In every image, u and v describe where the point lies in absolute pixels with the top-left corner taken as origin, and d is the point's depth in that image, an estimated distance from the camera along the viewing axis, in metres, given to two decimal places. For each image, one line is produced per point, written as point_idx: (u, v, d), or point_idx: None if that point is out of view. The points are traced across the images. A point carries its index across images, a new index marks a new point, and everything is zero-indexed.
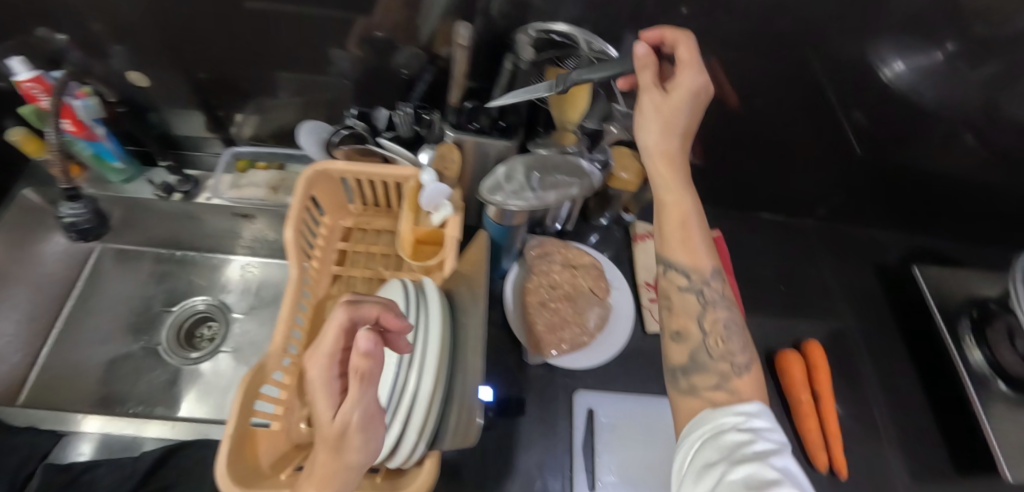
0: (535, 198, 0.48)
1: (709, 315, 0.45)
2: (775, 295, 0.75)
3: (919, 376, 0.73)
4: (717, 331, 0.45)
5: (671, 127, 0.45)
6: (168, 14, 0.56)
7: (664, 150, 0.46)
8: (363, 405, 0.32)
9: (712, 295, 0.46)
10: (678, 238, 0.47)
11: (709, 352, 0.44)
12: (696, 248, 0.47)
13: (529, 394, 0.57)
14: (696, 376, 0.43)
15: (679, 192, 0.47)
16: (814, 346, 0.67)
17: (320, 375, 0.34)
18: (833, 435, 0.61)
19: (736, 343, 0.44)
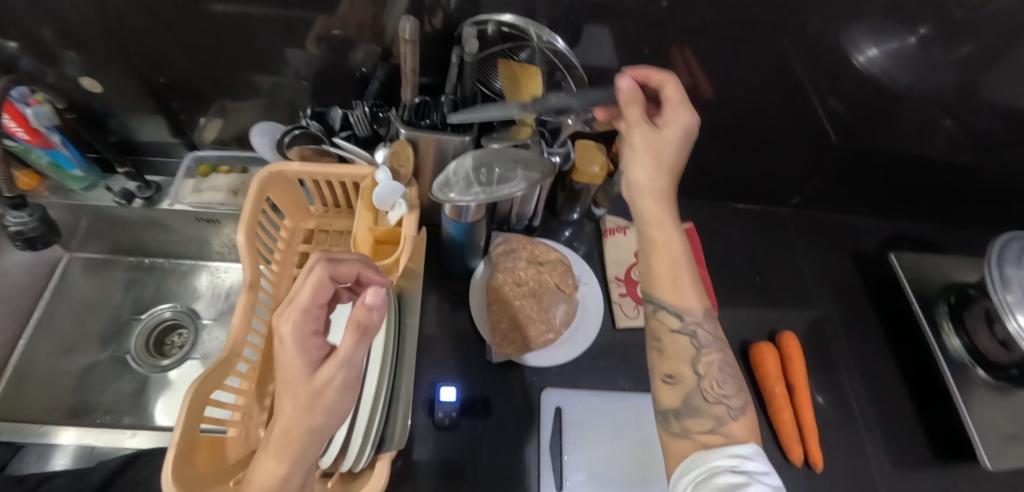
0: (487, 193, 0.47)
1: (702, 358, 0.44)
2: (753, 286, 0.74)
3: (899, 364, 0.72)
4: (711, 374, 0.44)
5: (660, 163, 0.44)
6: (119, 17, 0.55)
7: (655, 190, 0.45)
8: (349, 362, 0.32)
9: (705, 338, 0.45)
10: (666, 279, 0.46)
11: (705, 395, 0.42)
12: (683, 289, 0.46)
13: (495, 393, 0.56)
14: (688, 419, 0.42)
15: (667, 226, 0.45)
16: (790, 337, 0.66)
17: (295, 332, 0.32)
18: (809, 428, 0.60)
19: (730, 388, 0.43)
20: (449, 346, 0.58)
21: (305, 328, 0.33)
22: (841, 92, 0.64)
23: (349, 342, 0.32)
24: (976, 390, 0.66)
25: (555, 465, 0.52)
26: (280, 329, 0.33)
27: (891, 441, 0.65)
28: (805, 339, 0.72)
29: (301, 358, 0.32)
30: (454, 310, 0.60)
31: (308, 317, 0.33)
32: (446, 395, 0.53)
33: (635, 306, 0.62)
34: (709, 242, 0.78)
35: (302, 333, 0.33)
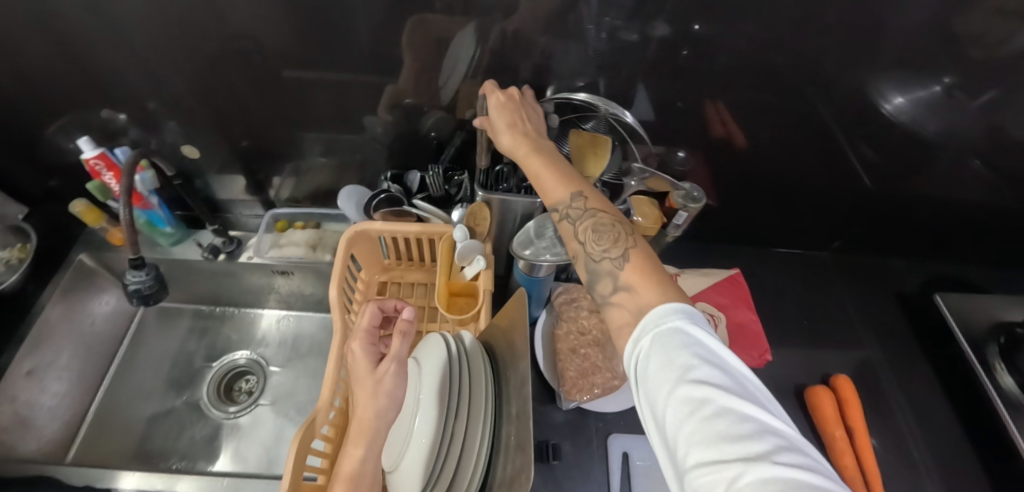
0: (565, 251, 0.50)
1: (580, 227, 0.43)
2: (800, 329, 0.76)
3: (954, 405, 0.72)
4: (592, 235, 0.42)
5: (511, 119, 0.49)
6: (219, 91, 0.63)
7: (519, 135, 0.48)
8: (397, 357, 0.46)
9: (581, 210, 0.43)
10: (538, 184, 0.46)
11: (592, 259, 0.41)
12: (550, 181, 0.45)
13: (563, 439, 0.58)
14: (596, 287, 0.40)
15: (528, 149, 0.47)
16: (843, 379, 0.66)
17: (361, 346, 0.48)
18: (873, 475, 0.60)
19: (609, 239, 0.41)
20: None
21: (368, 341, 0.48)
22: (873, 140, 0.68)
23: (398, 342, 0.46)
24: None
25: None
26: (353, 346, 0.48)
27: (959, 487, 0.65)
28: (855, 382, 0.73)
29: (364, 363, 0.47)
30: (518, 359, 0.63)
31: (368, 334, 0.49)
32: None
33: None
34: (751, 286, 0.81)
35: (367, 346, 0.48)
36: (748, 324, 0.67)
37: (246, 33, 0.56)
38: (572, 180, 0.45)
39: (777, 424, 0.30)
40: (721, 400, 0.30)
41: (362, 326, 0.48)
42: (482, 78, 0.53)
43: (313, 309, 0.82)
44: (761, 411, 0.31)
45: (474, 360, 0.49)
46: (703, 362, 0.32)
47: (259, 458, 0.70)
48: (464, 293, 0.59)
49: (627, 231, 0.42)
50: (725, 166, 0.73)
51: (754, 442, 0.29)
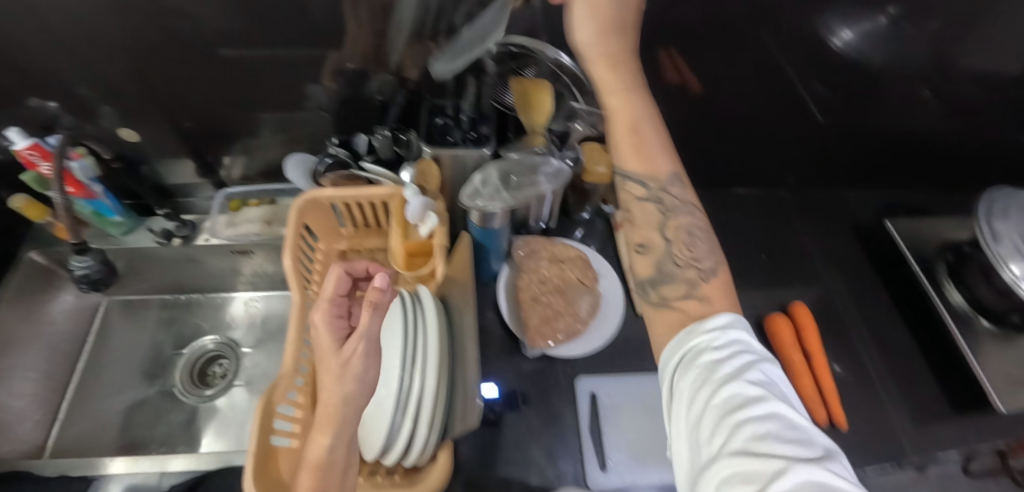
0: (512, 198, 0.51)
1: (670, 222, 0.45)
2: (761, 266, 0.78)
3: (906, 323, 0.76)
4: (679, 237, 0.44)
5: (605, 27, 0.47)
6: (155, 71, 0.60)
7: (604, 65, 0.47)
8: (367, 335, 0.42)
9: (673, 203, 0.45)
10: (625, 125, 0.46)
11: (675, 261, 0.43)
12: (645, 151, 0.46)
13: (532, 386, 0.59)
14: (664, 287, 0.42)
15: (626, 92, 0.47)
16: (801, 307, 0.68)
17: (324, 317, 0.45)
18: (829, 391, 0.63)
19: (702, 245, 0.44)
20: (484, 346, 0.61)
21: (326, 324, 0.45)
22: (823, 74, 0.69)
23: (367, 315, 0.42)
24: (983, 339, 0.70)
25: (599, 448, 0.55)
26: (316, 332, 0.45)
27: (911, 397, 0.69)
28: (815, 311, 0.76)
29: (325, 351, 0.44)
30: (483, 316, 0.63)
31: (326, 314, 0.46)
32: (489, 392, 0.58)
33: None
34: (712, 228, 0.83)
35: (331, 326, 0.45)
36: None
37: (173, 6, 0.53)
38: (648, 152, 0.46)
39: (828, 439, 0.32)
40: (772, 404, 0.32)
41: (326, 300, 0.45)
42: None
43: (281, 288, 0.82)
44: (811, 423, 0.32)
45: (427, 310, 0.49)
46: (759, 370, 0.34)
47: (239, 436, 0.71)
48: (420, 253, 0.58)
49: (714, 250, 0.45)
50: (679, 112, 0.74)
51: (805, 446, 0.30)
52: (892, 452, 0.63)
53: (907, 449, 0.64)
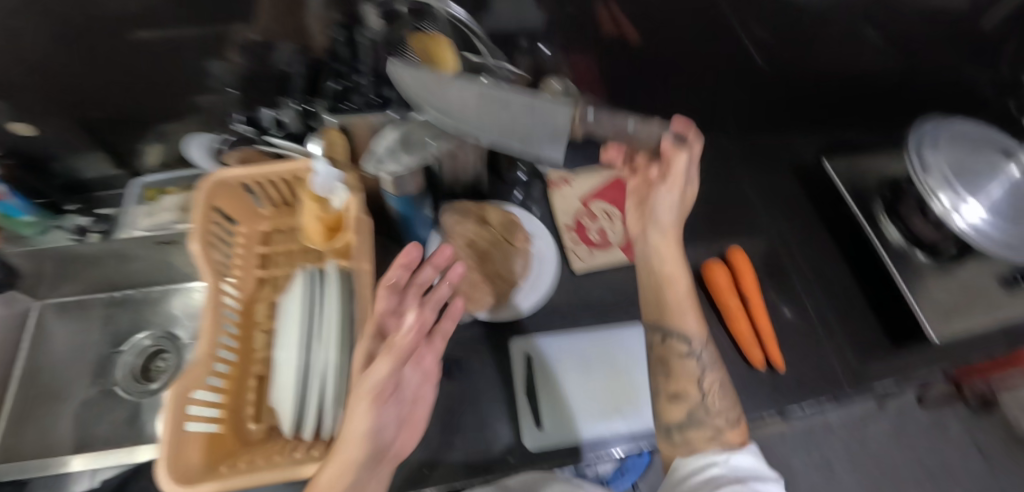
0: (411, 160, 0.50)
1: (705, 380, 0.50)
2: (705, 216, 0.77)
3: (845, 260, 0.76)
4: (715, 393, 0.49)
5: (685, 198, 0.51)
6: (31, 62, 0.55)
7: (672, 239, 0.50)
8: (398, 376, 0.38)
9: (707, 361, 0.50)
10: (673, 302, 0.51)
11: (706, 411, 0.48)
12: (685, 311, 0.51)
13: (467, 354, 0.58)
14: (690, 431, 0.47)
15: (688, 311, 0.51)
16: (738, 252, 0.69)
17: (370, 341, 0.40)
18: (768, 333, 0.63)
19: (723, 408, 0.49)
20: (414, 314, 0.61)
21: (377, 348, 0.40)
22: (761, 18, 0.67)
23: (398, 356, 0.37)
24: (923, 271, 0.69)
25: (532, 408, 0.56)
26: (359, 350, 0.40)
27: (850, 333, 0.70)
28: (758, 258, 0.76)
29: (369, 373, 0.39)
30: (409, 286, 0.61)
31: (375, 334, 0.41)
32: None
33: (588, 250, 0.65)
34: None
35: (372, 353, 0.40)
36: None
37: None
38: (695, 319, 0.51)
39: None
40: None
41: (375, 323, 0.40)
42: (677, 126, 0.50)
43: None
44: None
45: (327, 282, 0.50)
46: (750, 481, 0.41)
47: None
48: (333, 225, 0.56)
49: (736, 411, 0.49)
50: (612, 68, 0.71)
51: None
52: (831, 388, 0.65)
53: (846, 385, 0.65)
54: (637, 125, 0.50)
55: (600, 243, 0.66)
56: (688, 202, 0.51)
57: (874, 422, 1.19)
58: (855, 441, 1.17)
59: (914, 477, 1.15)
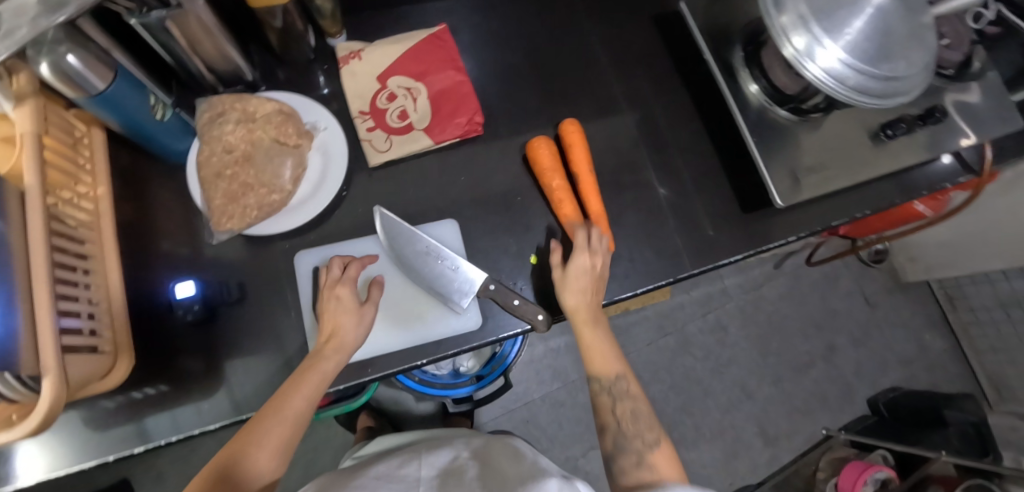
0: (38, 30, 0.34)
1: (619, 407, 0.50)
2: (549, 89, 0.64)
3: (706, 123, 0.67)
4: (629, 416, 0.49)
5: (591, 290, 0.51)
6: None
7: (583, 300, 0.51)
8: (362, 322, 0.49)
9: (621, 390, 0.51)
10: (591, 355, 0.52)
11: (625, 436, 0.49)
12: (608, 358, 0.52)
13: (251, 276, 0.55)
14: (621, 459, 0.48)
15: (604, 344, 0.52)
16: (570, 125, 0.59)
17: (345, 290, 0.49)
18: (598, 215, 0.56)
19: (644, 425, 0.49)
20: (194, 240, 0.56)
21: (364, 318, 0.49)
22: None
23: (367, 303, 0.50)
24: (786, 132, 0.62)
25: None
26: (334, 316, 0.48)
27: (705, 207, 0.64)
28: (616, 133, 0.65)
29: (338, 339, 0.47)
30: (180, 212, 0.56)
31: (358, 308, 0.49)
32: (182, 291, 0.51)
33: (386, 138, 0.55)
34: (490, 44, 0.65)
35: (361, 318, 0.49)
36: (452, 88, 0.57)
37: None
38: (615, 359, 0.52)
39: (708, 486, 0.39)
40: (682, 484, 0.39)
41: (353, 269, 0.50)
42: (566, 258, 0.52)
43: None
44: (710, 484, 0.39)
45: None
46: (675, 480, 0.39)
47: None
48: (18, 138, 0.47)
49: (654, 416, 0.50)
50: None
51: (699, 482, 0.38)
52: (672, 271, 0.60)
53: (690, 266, 0.61)
54: (523, 301, 0.52)
55: (401, 128, 0.56)
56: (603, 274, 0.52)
57: (769, 283, 1.23)
58: (749, 303, 1.21)
59: (800, 329, 1.22)
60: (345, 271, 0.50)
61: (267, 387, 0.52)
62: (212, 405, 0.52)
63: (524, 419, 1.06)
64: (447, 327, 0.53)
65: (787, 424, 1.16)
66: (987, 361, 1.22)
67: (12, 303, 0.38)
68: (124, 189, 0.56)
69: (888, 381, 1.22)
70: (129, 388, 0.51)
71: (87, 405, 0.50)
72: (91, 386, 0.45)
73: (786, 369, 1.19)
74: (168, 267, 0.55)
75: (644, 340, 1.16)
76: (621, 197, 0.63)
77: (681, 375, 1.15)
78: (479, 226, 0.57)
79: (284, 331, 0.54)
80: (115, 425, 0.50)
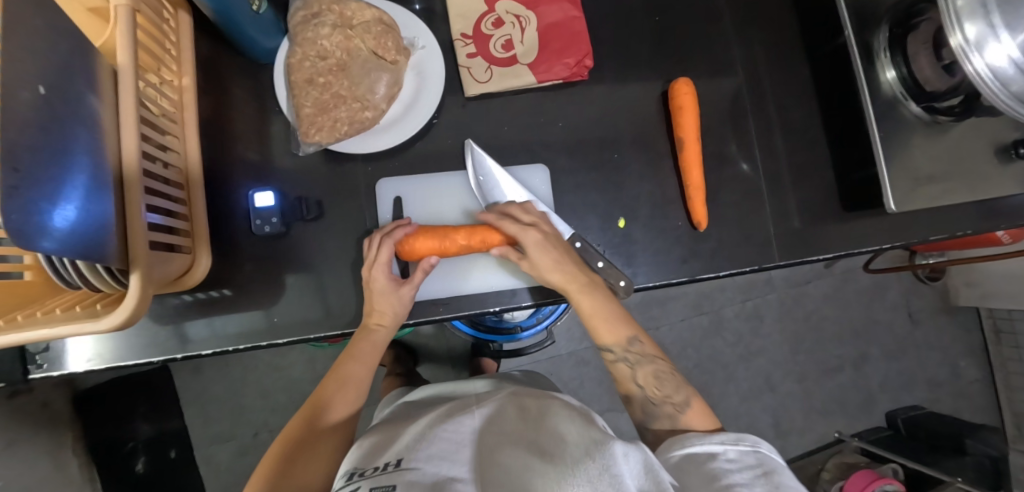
0: None
1: (641, 374, 0.49)
2: (661, 40, 0.59)
3: (821, 106, 0.61)
4: (652, 381, 0.48)
5: (561, 259, 0.48)
6: None
7: (565, 276, 0.48)
8: (398, 298, 0.48)
9: (638, 357, 0.50)
10: (600, 329, 0.50)
11: (653, 401, 0.48)
12: (615, 326, 0.50)
13: (325, 193, 0.53)
14: (655, 425, 0.48)
15: (597, 295, 0.50)
16: (683, 84, 0.54)
17: (381, 275, 0.48)
18: (696, 188, 0.53)
19: (671, 387, 0.48)
20: (271, 148, 0.54)
21: (405, 298, 0.49)
22: None
23: (420, 277, 0.49)
24: (914, 131, 0.56)
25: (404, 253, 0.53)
26: (370, 297, 0.48)
27: (803, 197, 0.59)
28: (724, 102, 0.60)
29: (376, 313, 0.48)
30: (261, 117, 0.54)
31: (399, 286, 0.49)
32: (262, 201, 0.50)
33: (487, 68, 0.51)
34: None
35: (396, 297, 0.48)
36: (563, 23, 0.52)
37: None
38: (628, 323, 0.50)
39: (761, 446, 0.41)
40: (731, 443, 0.41)
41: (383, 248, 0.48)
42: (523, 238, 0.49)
43: None
44: (761, 444, 0.41)
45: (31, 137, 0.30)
46: (723, 441, 0.41)
47: None
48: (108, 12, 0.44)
49: (683, 379, 0.49)
50: None
51: (747, 442, 0.41)
52: (756, 259, 0.57)
53: (777, 257, 0.58)
54: (607, 264, 0.52)
55: (504, 59, 0.51)
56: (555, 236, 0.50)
57: (816, 282, 1.19)
58: (791, 298, 1.18)
59: (835, 332, 1.19)
60: (381, 251, 0.48)
61: (331, 308, 0.52)
62: (277, 318, 0.51)
63: (548, 372, 1.07)
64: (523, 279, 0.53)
65: (801, 421, 1.17)
66: (1017, 398, 1.20)
67: (103, 188, 0.36)
68: (204, 82, 0.53)
69: (912, 399, 1.20)
70: (195, 288, 0.51)
71: (157, 300, 0.50)
72: (167, 285, 0.44)
73: (812, 369, 1.18)
74: (245, 172, 0.53)
75: (677, 316, 1.15)
76: (715, 172, 0.58)
77: (707, 356, 1.15)
78: (568, 179, 0.55)
79: (352, 257, 0.53)
80: (183, 320, 0.50)
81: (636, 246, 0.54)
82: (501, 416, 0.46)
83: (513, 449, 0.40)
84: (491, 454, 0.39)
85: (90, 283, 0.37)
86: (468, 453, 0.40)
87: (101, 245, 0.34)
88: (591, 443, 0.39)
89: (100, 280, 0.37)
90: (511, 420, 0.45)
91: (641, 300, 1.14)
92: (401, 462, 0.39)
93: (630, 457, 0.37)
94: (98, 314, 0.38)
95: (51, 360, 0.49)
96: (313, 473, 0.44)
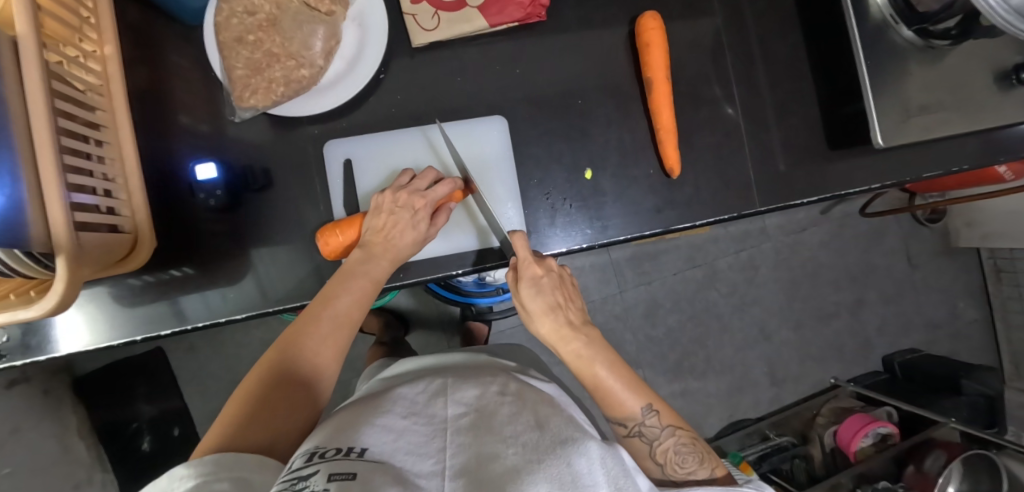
0: None
1: (659, 449, 0.47)
2: None
3: (804, 34, 0.56)
4: (672, 456, 0.46)
5: (553, 306, 0.45)
6: None
7: (553, 326, 0.45)
8: (414, 230, 0.48)
9: (654, 430, 0.47)
10: (612, 401, 0.46)
11: (674, 477, 0.46)
12: (622, 399, 0.46)
13: (275, 161, 0.50)
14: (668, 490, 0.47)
15: (598, 362, 0.45)
16: (649, 17, 0.49)
17: (413, 205, 0.47)
18: (667, 130, 0.49)
19: (694, 462, 0.46)
20: (214, 115, 0.50)
21: (426, 235, 0.49)
22: None
23: (442, 219, 0.50)
24: (908, 57, 0.51)
25: (359, 207, 0.51)
26: (400, 221, 0.47)
27: (785, 136, 0.56)
28: (699, 39, 0.56)
29: (392, 242, 0.47)
30: (201, 81, 0.50)
31: (425, 223, 0.48)
32: (204, 174, 0.48)
33: (433, 15, 0.48)
34: None
35: (415, 225, 0.48)
36: None
37: None
38: (642, 393, 0.46)
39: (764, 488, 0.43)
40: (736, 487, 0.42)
41: (429, 180, 0.49)
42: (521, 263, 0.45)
43: None
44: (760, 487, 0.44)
45: None
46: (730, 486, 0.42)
47: None
48: None
49: (702, 445, 0.48)
50: None
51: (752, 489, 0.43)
52: (735, 205, 0.54)
53: (758, 203, 0.55)
54: (565, 220, 0.51)
55: (452, 3, 0.48)
56: (552, 267, 0.46)
57: (812, 228, 1.16)
58: (786, 246, 1.16)
59: (831, 278, 1.17)
60: (428, 186, 0.49)
61: (290, 281, 0.50)
62: (237, 294, 0.50)
63: None
64: (461, 242, 0.52)
65: (797, 368, 1.17)
66: (1015, 338, 1.18)
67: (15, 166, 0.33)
68: (134, 49, 0.49)
69: (909, 342, 1.19)
70: (151, 270, 0.49)
71: (114, 282, 0.49)
72: (106, 267, 0.43)
73: (808, 316, 1.17)
74: (190, 142, 0.50)
75: (670, 270, 1.13)
76: (691, 114, 0.55)
77: (701, 308, 1.14)
78: (531, 130, 0.52)
79: (311, 223, 0.51)
80: (141, 302, 0.49)
81: (605, 197, 0.51)
82: (493, 405, 0.44)
83: (489, 440, 0.38)
84: (467, 445, 0.37)
85: (15, 269, 0.36)
86: (439, 444, 0.38)
87: (17, 227, 0.32)
88: (568, 441, 0.39)
89: (25, 266, 0.36)
90: (485, 407, 0.44)
91: (632, 256, 1.12)
92: (367, 449, 0.36)
93: (605, 462, 0.38)
94: (30, 300, 0.37)
95: (12, 351, 0.48)
96: (287, 424, 0.39)
